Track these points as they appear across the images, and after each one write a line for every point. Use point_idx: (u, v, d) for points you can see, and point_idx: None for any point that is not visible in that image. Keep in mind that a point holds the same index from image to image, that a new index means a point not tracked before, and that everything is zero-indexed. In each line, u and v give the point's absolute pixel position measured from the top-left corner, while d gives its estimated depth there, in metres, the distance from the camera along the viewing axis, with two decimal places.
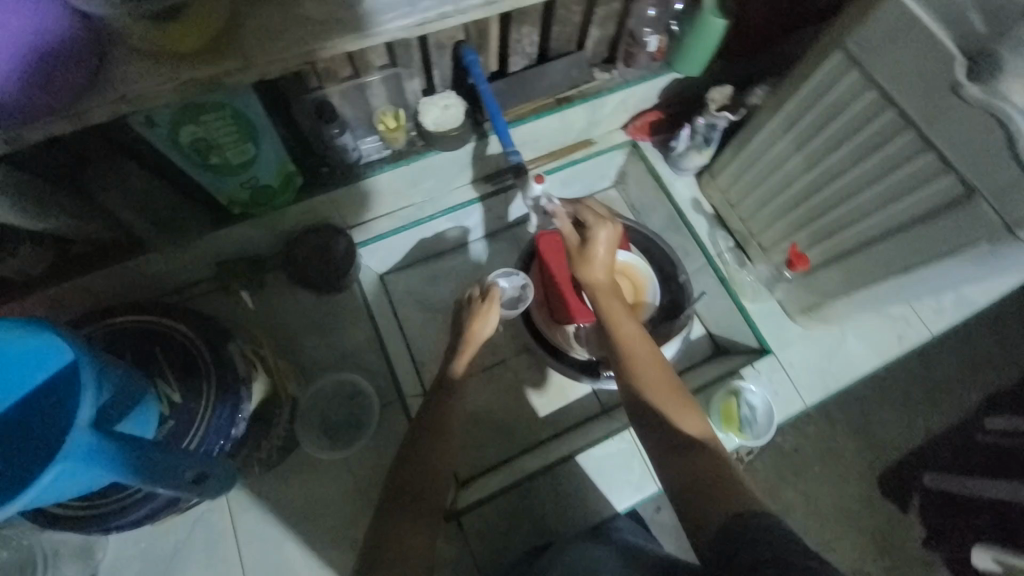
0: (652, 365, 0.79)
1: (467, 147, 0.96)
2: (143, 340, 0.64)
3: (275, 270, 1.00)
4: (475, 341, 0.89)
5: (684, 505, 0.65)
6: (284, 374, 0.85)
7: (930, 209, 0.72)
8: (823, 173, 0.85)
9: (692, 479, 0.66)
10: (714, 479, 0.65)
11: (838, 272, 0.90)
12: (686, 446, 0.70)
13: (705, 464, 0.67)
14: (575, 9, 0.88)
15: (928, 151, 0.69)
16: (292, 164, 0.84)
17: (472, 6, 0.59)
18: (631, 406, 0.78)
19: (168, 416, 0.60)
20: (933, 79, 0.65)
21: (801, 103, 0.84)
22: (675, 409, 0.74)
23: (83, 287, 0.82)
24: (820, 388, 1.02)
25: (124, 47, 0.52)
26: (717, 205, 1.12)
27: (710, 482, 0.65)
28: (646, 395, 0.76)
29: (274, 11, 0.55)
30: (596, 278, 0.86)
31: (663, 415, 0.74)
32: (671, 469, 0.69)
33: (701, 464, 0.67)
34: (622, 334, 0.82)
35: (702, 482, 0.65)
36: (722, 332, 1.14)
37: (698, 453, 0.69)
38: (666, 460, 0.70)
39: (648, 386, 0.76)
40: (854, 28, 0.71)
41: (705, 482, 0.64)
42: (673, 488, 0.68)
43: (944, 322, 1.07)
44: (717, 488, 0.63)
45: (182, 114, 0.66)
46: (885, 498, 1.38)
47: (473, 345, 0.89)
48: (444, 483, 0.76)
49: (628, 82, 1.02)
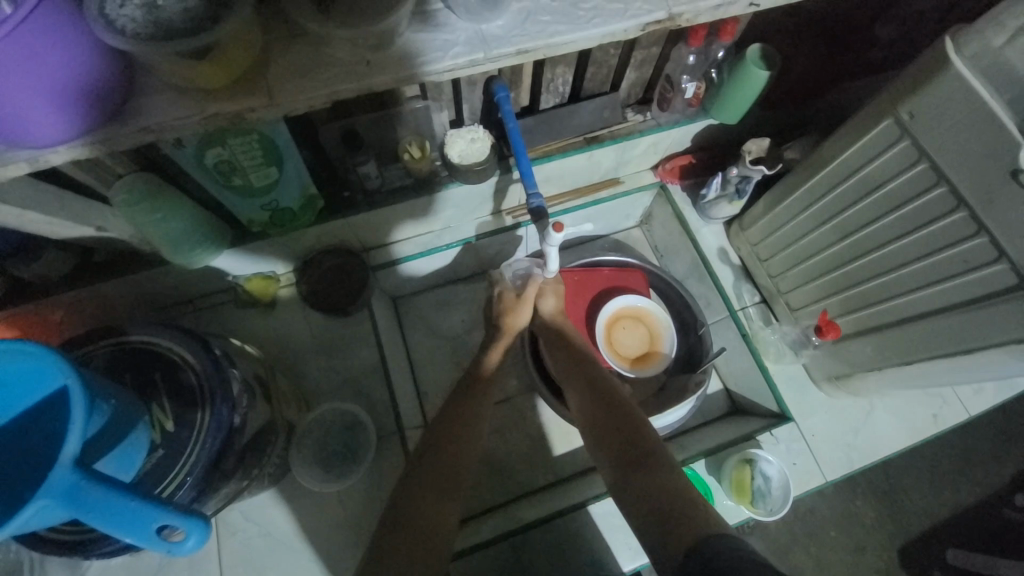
0: (618, 391, 0.80)
1: (490, 181, 0.95)
2: (139, 362, 0.63)
3: (291, 288, 1.01)
4: (512, 331, 0.96)
5: (654, 531, 0.59)
6: (282, 401, 0.83)
7: (979, 295, 0.66)
8: (861, 242, 0.80)
9: (649, 500, 0.62)
10: (677, 497, 0.61)
11: (872, 345, 0.85)
12: (648, 461, 0.67)
13: (669, 479, 0.64)
14: (613, 52, 0.85)
15: (980, 234, 0.64)
16: (314, 188, 0.84)
17: (505, 55, 0.57)
18: (589, 425, 0.76)
19: (157, 445, 0.58)
20: (992, 158, 0.60)
21: (844, 166, 0.79)
22: (640, 422, 0.73)
23: (100, 295, 0.83)
24: (843, 464, 0.95)
25: (156, 80, 0.53)
26: (745, 257, 1.09)
27: (674, 500, 0.60)
28: (603, 411, 0.76)
29: (303, 50, 0.55)
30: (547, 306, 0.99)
31: (621, 430, 0.72)
32: (632, 489, 0.65)
33: (663, 483, 0.63)
34: (586, 365, 0.87)
35: (671, 499, 0.61)
36: (741, 390, 1.09)
37: (651, 467, 0.66)
38: (621, 477, 0.67)
39: (614, 405, 0.77)
40: (908, 96, 0.66)
41: (673, 498, 0.60)
42: (634, 513, 0.62)
43: (985, 404, 0.99)
44: (687, 508, 0.58)
45: (210, 138, 0.66)
46: (906, 572, 1.36)
47: (510, 335, 0.96)
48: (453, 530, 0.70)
49: (661, 125, 0.98)
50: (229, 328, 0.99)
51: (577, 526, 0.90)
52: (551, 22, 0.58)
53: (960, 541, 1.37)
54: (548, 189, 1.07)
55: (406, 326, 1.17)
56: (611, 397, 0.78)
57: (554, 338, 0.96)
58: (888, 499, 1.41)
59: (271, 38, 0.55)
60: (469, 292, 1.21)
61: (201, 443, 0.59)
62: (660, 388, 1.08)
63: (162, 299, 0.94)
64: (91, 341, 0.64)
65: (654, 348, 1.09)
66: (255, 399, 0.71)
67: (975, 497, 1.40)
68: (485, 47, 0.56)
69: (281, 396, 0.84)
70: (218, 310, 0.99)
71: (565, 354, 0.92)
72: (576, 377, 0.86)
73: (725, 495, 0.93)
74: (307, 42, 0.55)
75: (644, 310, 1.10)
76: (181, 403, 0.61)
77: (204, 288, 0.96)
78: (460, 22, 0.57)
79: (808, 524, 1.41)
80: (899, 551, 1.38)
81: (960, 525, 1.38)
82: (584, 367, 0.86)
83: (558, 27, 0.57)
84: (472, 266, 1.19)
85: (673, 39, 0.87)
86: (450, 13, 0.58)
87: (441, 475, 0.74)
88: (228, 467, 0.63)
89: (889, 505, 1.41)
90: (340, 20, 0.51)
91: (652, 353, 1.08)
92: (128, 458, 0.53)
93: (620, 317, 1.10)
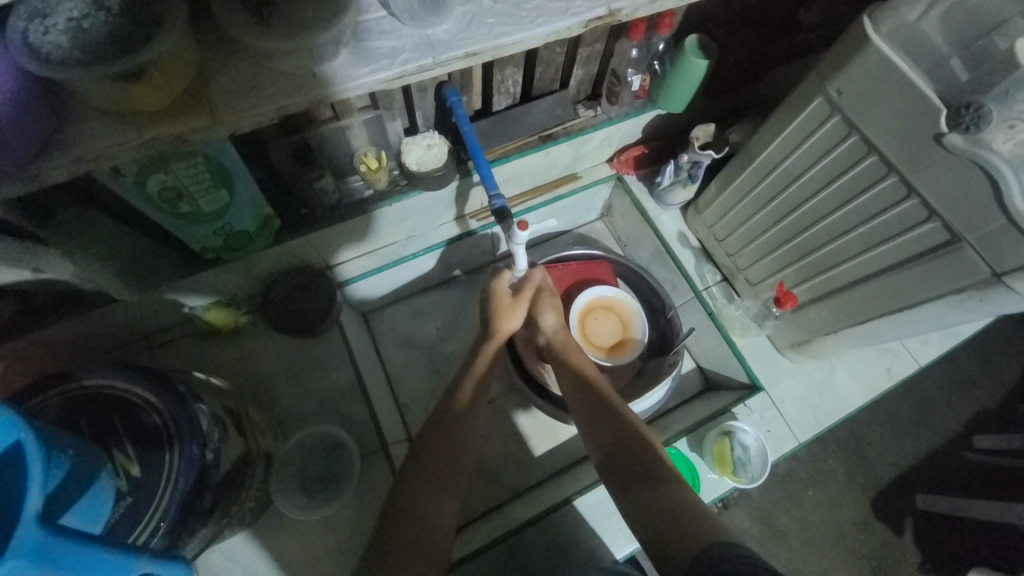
0: (612, 395, 0.81)
1: (451, 186, 0.95)
2: (95, 407, 0.59)
3: (252, 313, 0.98)
4: (503, 332, 0.93)
5: (659, 538, 0.60)
6: (257, 432, 0.80)
7: (916, 253, 0.72)
8: (806, 215, 0.85)
9: (657, 510, 0.63)
10: (683, 507, 0.62)
11: (828, 311, 0.90)
12: (650, 474, 0.68)
13: (676, 491, 0.65)
14: (559, 51, 0.87)
15: (911, 197, 0.69)
16: (268, 207, 0.82)
17: (452, 58, 0.57)
18: (595, 434, 0.77)
19: (124, 493, 0.54)
20: (916, 127, 0.65)
21: (785, 144, 0.83)
22: (639, 430, 0.74)
23: (43, 342, 0.77)
24: (813, 424, 1.01)
25: (87, 105, 0.50)
26: (703, 239, 1.13)
27: (682, 512, 0.61)
28: (607, 418, 0.77)
29: (245, 65, 0.53)
30: (546, 319, 0.97)
31: (627, 442, 0.73)
32: (636, 501, 0.66)
33: (674, 498, 0.64)
34: (585, 369, 0.87)
35: (677, 511, 0.62)
36: (713, 366, 1.13)
37: (659, 480, 0.67)
38: (630, 490, 0.68)
39: (612, 412, 0.77)
40: (835, 74, 0.71)
41: (682, 512, 0.61)
42: (639, 521, 0.64)
43: (931, 354, 1.08)
44: (694, 517, 0.60)
45: (151, 165, 0.62)
46: (881, 521, 1.45)
47: (501, 337, 0.93)
48: (446, 540, 0.70)
49: (612, 119, 1.00)
50: (192, 362, 0.94)
51: (571, 518, 0.91)
52: (496, 24, 0.58)
53: (925, 486, 1.47)
54: (509, 190, 1.08)
55: (380, 341, 1.15)
56: (608, 403, 0.79)
57: (550, 340, 0.97)
58: (857, 454, 1.50)
59: (209, 55, 0.53)
60: (440, 300, 1.20)
61: (173, 485, 0.56)
62: (637, 373, 1.10)
63: (114, 339, 0.88)
64: (37, 391, 0.59)
65: (627, 335, 1.11)
66: (227, 432, 0.68)
67: (934, 443, 1.50)
68: (433, 52, 0.56)
69: (255, 427, 0.80)
70: (177, 343, 0.95)
71: (561, 360, 0.92)
72: (569, 380, 0.86)
73: (709, 470, 0.96)
74: (248, 57, 0.54)
75: (615, 299, 1.13)
76: (146, 444, 0.57)
77: (159, 322, 0.91)
78: (406, 29, 0.57)
79: (787, 487, 1.48)
80: (872, 502, 1.46)
81: (925, 471, 1.48)
82: (576, 369, 0.87)
83: (503, 28, 0.58)
84: (441, 273, 1.18)
85: (615, 34, 0.90)
86: (396, 20, 0.58)
87: (433, 486, 0.73)
88: (203, 506, 0.60)
89: (858, 460, 1.50)
90: (282, 33, 0.51)
91: (625, 340, 1.11)
92: (95, 510, 0.50)
93: (592, 308, 1.12)
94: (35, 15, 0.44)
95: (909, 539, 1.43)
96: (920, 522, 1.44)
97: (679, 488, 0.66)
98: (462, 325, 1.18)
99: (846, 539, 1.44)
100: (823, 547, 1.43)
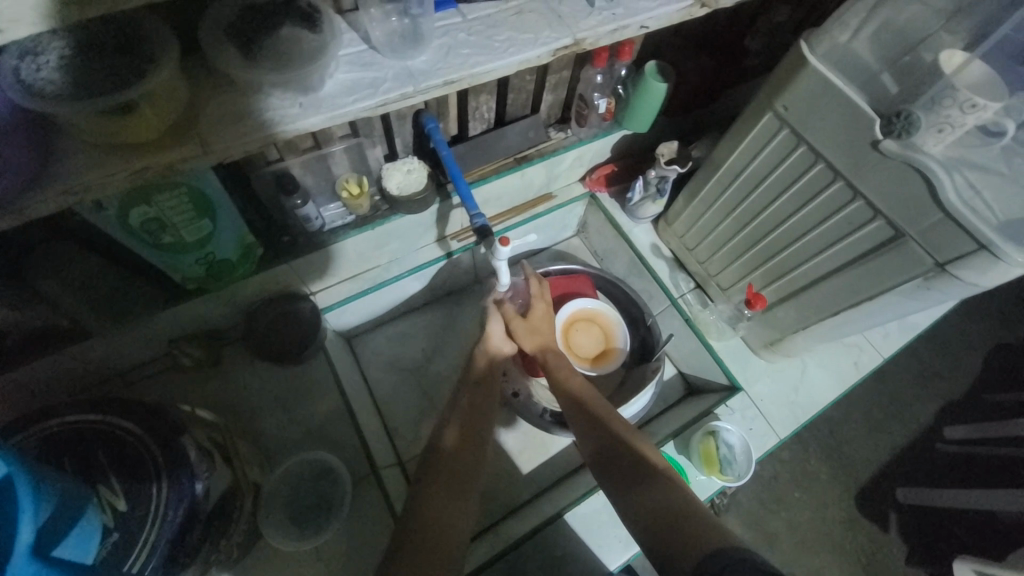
0: (593, 403, 0.84)
1: (431, 209, 0.98)
2: (79, 444, 0.58)
3: (236, 344, 0.97)
4: (493, 338, 0.98)
5: (656, 540, 0.61)
6: (244, 463, 0.78)
7: (866, 249, 0.78)
8: (766, 223, 0.91)
9: (651, 510, 0.65)
10: (677, 505, 0.64)
11: (795, 309, 0.96)
12: (638, 475, 0.70)
13: (670, 491, 0.67)
14: (529, 78, 0.92)
15: (857, 199, 0.75)
16: (251, 236, 0.82)
17: (431, 86, 0.61)
18: (585, 441, 0.79)
19: (112, 529, 0.52)
20: (856, 136, 0.71)
21: (743, 155, 0.89)
22: (625, 436, 0.77)
23: (14, 382, 0.74)
24: (791, 420, 1.05)
25: (73, 140, 0.51)
26: (676, 250, 1.19)
27: (674, 507, 0.63)
28: (593, 424, 0.80)
29: (231, 97, 0.56)
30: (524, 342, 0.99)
31: (615, 445, 0.76)
32: (627, 503, 0.68)
33: (667, 496, 0.66)
34: (566, 381, 0.90)
35: (673, 511, 0.63)
36: (694, 371, 1.16)
37: (653, 480, 0.69)
38: (623, 492, 0.70)
39: (595, 421, 0.80)
40: (781, 92, 0.78)
41: (677, 512, 0.62)
42: (632, 519, 0.66)
43: (893, 346, 1.14)
44: (688, 515, 0.62)
45: (133, 197, 0.62)
46: (866, 518, 1.49)
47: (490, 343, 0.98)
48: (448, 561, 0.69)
49: (582, 140, 1.06)
50: (170, 398, 0.92)
51: (566, 529, 0.91)
52: (471, 54, 0.63)
53: (906, 481, 1.52)
54: (487, 210, 1.12)
55: (365, 365, 1.15)
56: (592, 413, 0.82)
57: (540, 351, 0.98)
58: (836, 452, 1.55)
59: (195, 90, 0.55)
60: (424, 321, 1.21)
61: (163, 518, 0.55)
62: (622, 382, 1.13)
63: (89, 377, 0.86)
64: (17, 430, 0.58)
65: (610, 345, 1.15)
66: (216, 462, 0.66)
67: (908, 438, 1.56)
68: (413, 81, 0.60)
69: (243, 458, 0.79)
70: (155, 380, 0.92)
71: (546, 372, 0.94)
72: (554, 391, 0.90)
73: (697, 471, 0.98)
74: (234, 89, 0.56)
75: (596, 311, 1.16)
76: (133, 477, 0.56)
77: (138, 357, 0.89)
78: (387, 60, 0.61)
79: (773, 490, 1.52)
80: (856, 500, 1.51)
81: (902, 465, 1.53)
82: (556, 381, 0.90)
83: (478, 58, 0.62)
84: (424, 295, 1.19)
85: (580, 62, 0.96)
86: (377, 54, 0.61)
87: (430, 502, 0.73)
88: (192, 538, 0.59)
89: (838, 458, 1.55)
90: (268, 65, 0.54)
91: (609, 351, 1.14)
92: (84, 542, 0.48)
93: (575, 320, 1.15)
94: (25, 53, 0.46)
95: (895, 534, 1.47)
96: (904, 517, 1.48)
97: (676, 491, 0.66)
98: (447, 345, 1.19)
99: (834, 538, 1.47)
100: (813, 547, 1.46)
